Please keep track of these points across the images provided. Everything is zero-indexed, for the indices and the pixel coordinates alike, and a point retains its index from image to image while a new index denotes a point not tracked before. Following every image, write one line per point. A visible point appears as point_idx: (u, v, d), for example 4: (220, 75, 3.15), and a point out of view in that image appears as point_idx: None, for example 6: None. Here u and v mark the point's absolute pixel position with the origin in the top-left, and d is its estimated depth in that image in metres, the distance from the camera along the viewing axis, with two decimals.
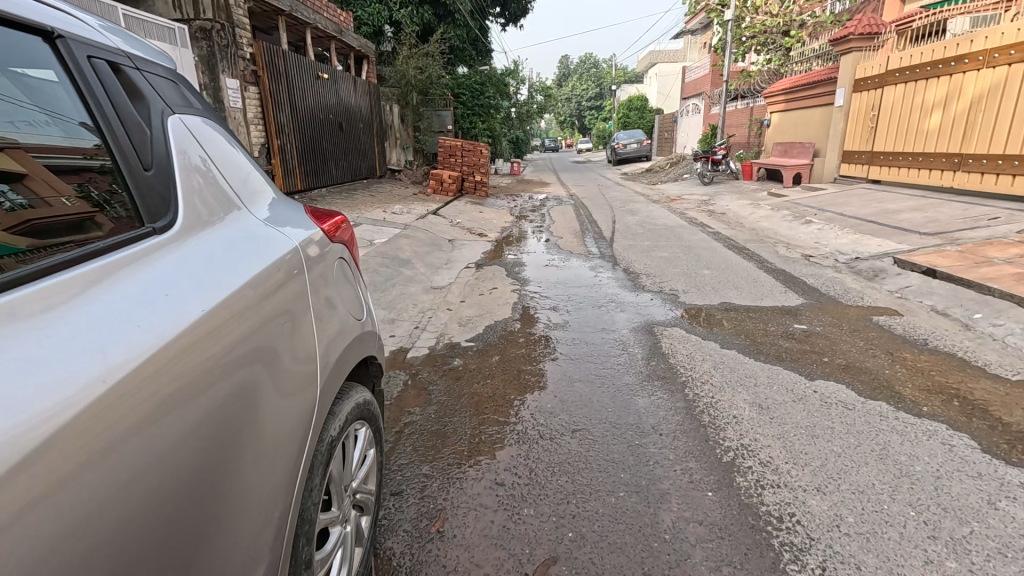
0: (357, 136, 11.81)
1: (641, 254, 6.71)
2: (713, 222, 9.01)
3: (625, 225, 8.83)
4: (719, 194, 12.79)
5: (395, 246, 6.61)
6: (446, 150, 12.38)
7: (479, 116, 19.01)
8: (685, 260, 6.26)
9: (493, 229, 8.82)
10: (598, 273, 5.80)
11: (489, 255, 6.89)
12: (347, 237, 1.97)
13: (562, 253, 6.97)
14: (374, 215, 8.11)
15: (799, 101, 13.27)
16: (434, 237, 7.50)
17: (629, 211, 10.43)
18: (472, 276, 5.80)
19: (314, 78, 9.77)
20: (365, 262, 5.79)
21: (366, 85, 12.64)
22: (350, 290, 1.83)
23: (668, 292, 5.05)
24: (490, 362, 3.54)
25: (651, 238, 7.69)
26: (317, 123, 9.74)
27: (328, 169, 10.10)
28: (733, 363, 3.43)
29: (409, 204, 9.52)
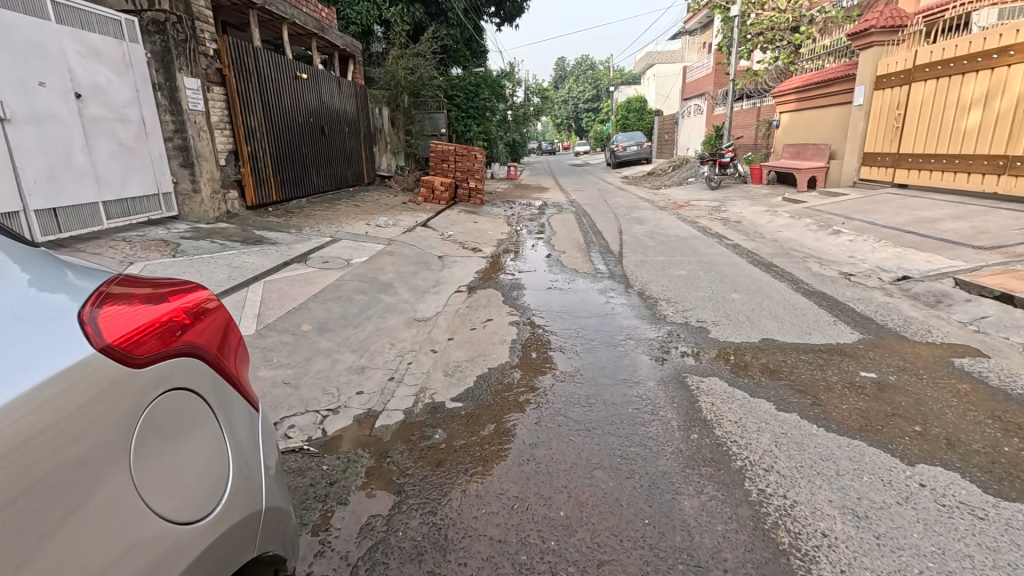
0: (342, 141, 11.02)
1: (655, 272, 5.94)
2: (729, 232, 8.24)
3: (633, 236, 8.04)
4: (729, 199, 12.01)
5: (377, 267, 5.82)
6: (438, 155, 11.57)
7: (474, 118, 18.24)
8: (707, 281, 5.49)
9: (489, 242, 8.02)
10: (610, 298, 5.02)
11: (485, 274, 6.11)
12: (203, 332, 1.22)
13: (566, 271, 6.18)
14: (356, 229, 7.31)
15: (813, 100, 12.52)
16: (422, 254, 6.70)
17: (636, 220, 9.66)
18: (463, 302, 5.01)
19: (291, 78, 8.98)
20: (339, 288, 4.98)
21: (353, 86, 11.86)
22: (203, 434, 1.11)
23: (696, 323, 4.27)
24: (483, 435, 2.73)
25: (665, 251, 6.92)
26: (295, 127, 8.95)
27: (309, 177, 9.30)
28: (799, 436, 2.61)
29: (397, 214, 8.73)
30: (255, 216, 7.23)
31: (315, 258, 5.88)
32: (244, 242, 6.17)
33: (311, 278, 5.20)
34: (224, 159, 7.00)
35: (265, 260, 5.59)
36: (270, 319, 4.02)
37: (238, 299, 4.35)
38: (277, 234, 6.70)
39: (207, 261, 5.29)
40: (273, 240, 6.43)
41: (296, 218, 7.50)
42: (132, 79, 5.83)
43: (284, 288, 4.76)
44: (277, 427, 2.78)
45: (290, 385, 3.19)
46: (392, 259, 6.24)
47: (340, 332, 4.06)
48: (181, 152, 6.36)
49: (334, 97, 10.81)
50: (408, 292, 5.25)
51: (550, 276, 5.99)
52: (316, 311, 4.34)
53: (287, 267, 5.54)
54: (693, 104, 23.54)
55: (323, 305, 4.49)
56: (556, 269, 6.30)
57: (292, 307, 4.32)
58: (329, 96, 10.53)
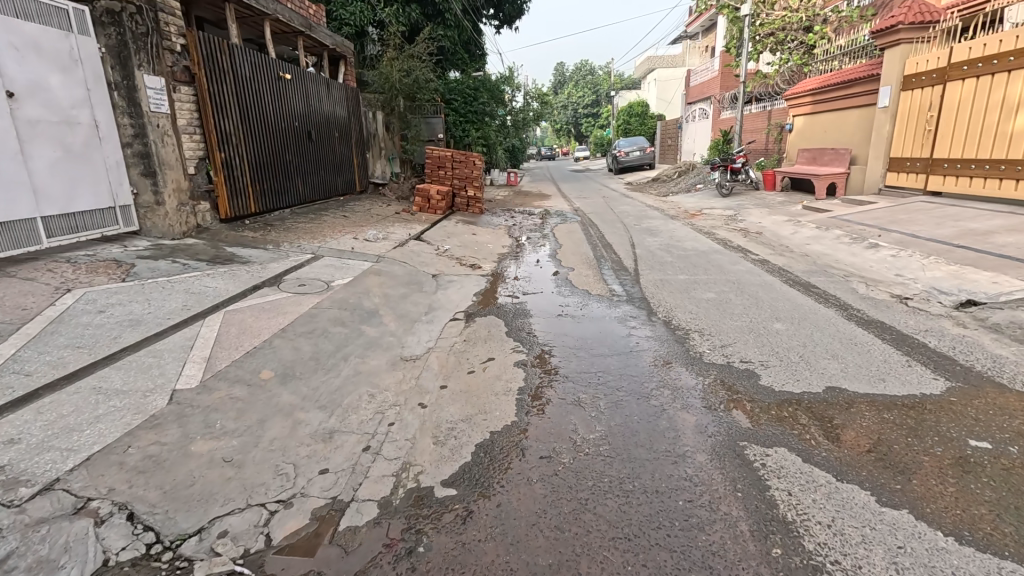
0: (331, 147, 10.31)
1: (678, 294, 5.21)
2: (752, 245, 7.52)
3: (648, 251, 7.32)
4: (743, 207, 11.31)
5: (361, 290, 5.11)
6: (434, 161, 10.84)
7: (472, 123, 17.58)
8: (741, 307, 4.76)
9: (489, 256, 7.30)
10: (632, 329, 4.29)
11: (485, 297, 5.37)
12: None
13: (577, 292, 5.44)
14: (341, 244, 6.57)
15: (832, 102, 11.84)
16: (414, 273, 5.97)
17: (648, 231, 8.94)
18: (460, 335, 4.27)
19: (273, 78, 8.27)
20: (314, 319, 4.24)
21: (344, 89, 11.17)
22: None
23: (740, 364, 3.54)
24: (484, 550, 1.98)
25: (686, 268, 6.19)
26: (277, 132, 8.24)
27: (293, 186, 8.58)
28: (927, 557, 1.87)
29: (389, 227, 8.00)
30: (229, 230, 6.49)
31: (290, 281, 5.14)
32: (212, 261, 5.44)
33: (283, 305, 4.46)
34: (193, 167, 6.28)
35: (231, 283, 4.85)
36: (225, 363, 3.29)
37: (188, 336, 3.61)
38: (251, 251, 5.96)
39: (162, 285, 4.53)
40: (246, 258, 5.70)
41: (276, 232, 6.78)
42: (81, 76, 5.12)
43: (248, 320, 4.01)
44: (202, 536, 2.02)
45: (231, 462, 2.43)
46: (379, 280, 5.51)
47: (308, 379, 3.31)
48: (142, 159, 5.65)
49: (322, 101, 10.10)
50: (395, 321, 4.52)
51: (559, 299, 5.26)
52: (282, 351, 3.60)
53: (257, 292, 4.79)
54: (698, 108, 22.92)
55: (291, 342, 3.74)
56: (565, 290, 5.57)
57: (253, 347, 3.58)
58: (316, 99, 9.83)
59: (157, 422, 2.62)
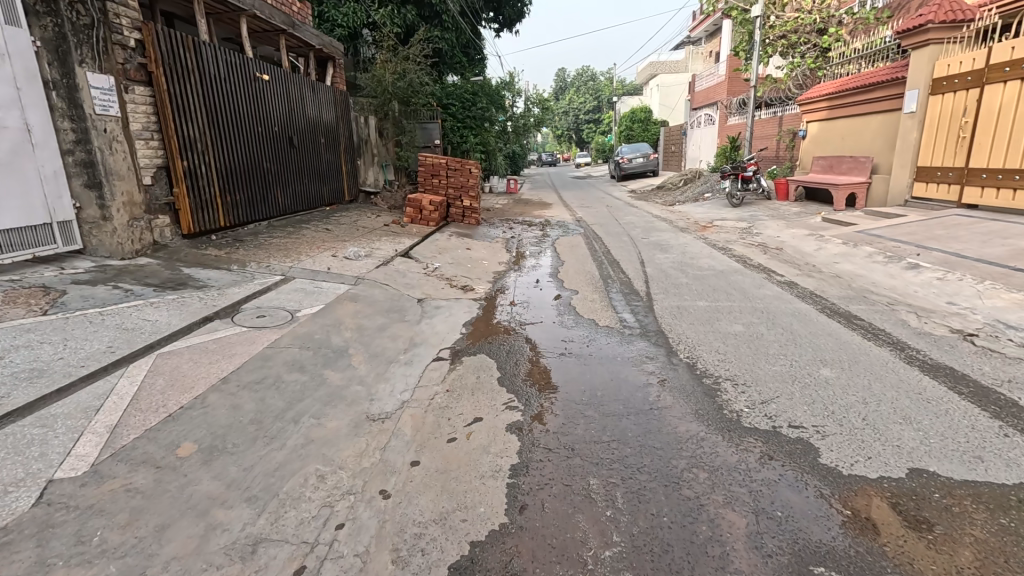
0: (316, 154, 9.64)
1: (700, 326, 4.49)
2: (775, 264, 6.80)
3: (659, 270, 6.62)
4: (757, 219, 10.62)
5: (331, 321, 4.39)
6: (428, 169, 10.15)
7: (470, 129, 17.02)
8: (776, 345, 4.04)
9: (483, 275, 6.60)
10: (649, 375, 3.57)
11: (476, 328, 4.66)
12: None
13: (582, 323, 4.72)
14: (316, 263, 5.85)
15: (851, 108, 11.18)
16: (396, 299, 5.25)
17: (657, 246, 8.24)
18: (442, 383, 3.54)
19: (248, 79, 7.60)
20: (266, 363, 3.51)
21: (332, 92, 10.52)
22: None
23: (790, 431, 2.82)
24: None
25: (704, 293, 5.49)
26: (252, 137, 7.56)
27: (268, 197, 7.89)
28: None
29: (375, 241, 7.31)
30: (191, 247, 5.78)
31: (249, 311, 4.40)
32: (162, 286, 4.72)
33: (233, 344, 3.73)
34: (150, 176, 5.59)
35: (176, 315, 4.11)
36: (134, 436, 2.56)
37: (98, 393, 2.88)
38: (211, 272, 5.25)
39: (89, 319, 3.81)
40: (204, 281, 4.99)
41: (245, 248, 6.07)
42: (10, 73, 4.43)
43: (182, 367, 3.29)
44: None
45: None
46: (354, 308, 4.79)
47: (241, 455, 2.58)
48: (86, 168, 4.95)
49: (306, 104, 9.43)
50: (366, 363, 3.79)
51: (562, 331, 4.54)
52: (215, 413, 2.87)
53: (206, 326, 4.05)
54: (703, 114, 22.26)
55: (230, 399, 3.01)
56: (567, 319, 4.85)
57: (179, 407, 2.85)
58: (300, 103, 9.16)
59: (6, 541, 1.89)
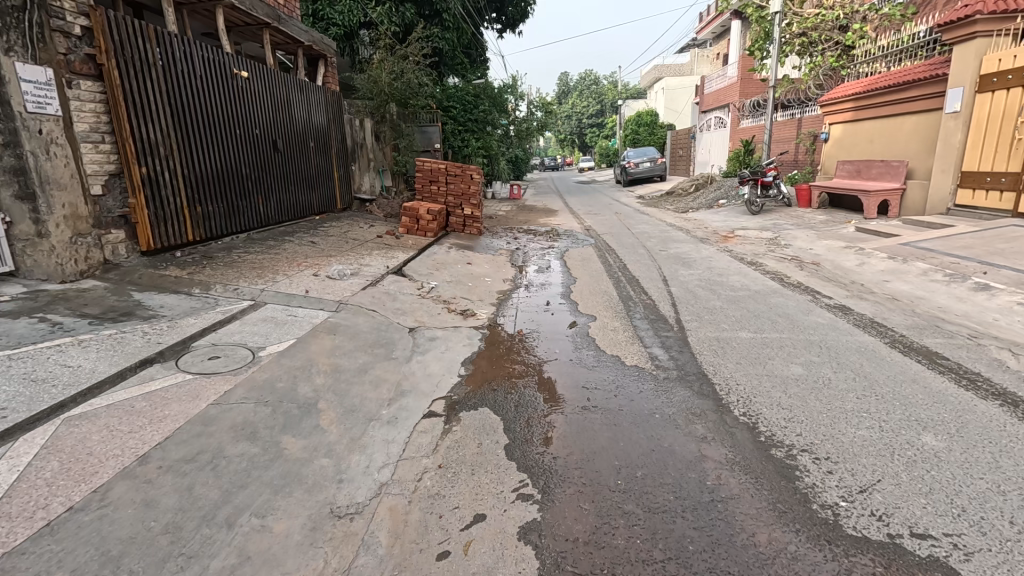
0: (303, 161, 8.89)
1: (749, 368, 3.68)
2: (816, 282, 5.99)
3: (686, 289, 5.85)
4: (782, 228, 9.83)
5: (301, 362, 3.60)
6: (425, 175, 9.41)
7: (473, 133, 16.34)
8: (850, 396, 3.24)
9: (487, 295, 5.82)
10: (698, 443, 2.77)
11: (479, 368, 3.87)
12: None
13: (605, 361, 3.92)
14: (292, 284, 5.07)
15: (883, 108, 10.42)
16: (383, 329, 4.46)
17: (678, 259, 7.45)
18: (433, 455, 2.75)
19: (225, 76, 6.85)
20: (206, 429, 2.71)
21: (324, 93, 9.79)
22: None
23: (916, 544, 2.02)
24: None
25: (745, 321, 4.72)
26: (229, 141, 6.80)
27: (247, 207, 7.12)
28: None
29: (365, 257, 6.55)
30: (148, 267, 5.00)
31: (201, 351, 3.58)
32: (101, 317, 3.94)
33: (169, 400, 2.92)
34: (99, 186, 4.83)
35: (105, 358, 3.31)
36: None
37: None
38: (167, 298, 4.47)
39: None
40: (154, 310, 4.20)
41: (214, 266, 5.30)
42: None
43: (90, 440, 2.49)
44: None
45: None
46: (331, 344, 3.99)
47: None
48: (16, 176, 4.20)
49: (293, 106, 8.68)
50: (337, 424, 2.99)
51: (582, 372, 3.74)
52: (116, 516, 2.07)
53: (141, 373, 3.24)
54: (713, 117, 21.48)
55: (143, 491, 2.22)
56: (587, 356, 4.04)
57: (63, 512, 2.05)
58: (285, 104, 8.39)
59: None
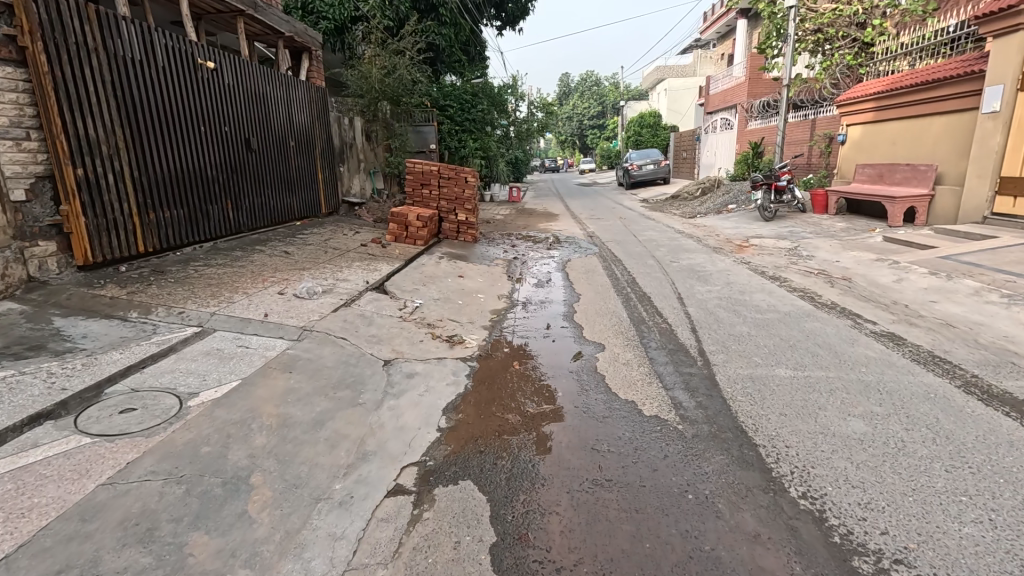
0: (281, 161, 8.16)
1: (799, 423, 2.97)
2: (853, 303, 5.28)
3: (705, 310, 5.16)
4: (801, 237, 9.14)
5: (239, 415, 2.87)
6: (416, 177, 8.71)
7: (470, 133, 15.66)
8: (937, 468, 2.52)
9: (479, 316, 5.12)
10: (751, 547, 2.06)
11: (464, 419, 3.15)
12: None
13: (618, 411, 3.20)
14: (251, 306, 4.35)
15: (910, 108, 9.72)
16: (351, 365, 3.74)
17: (693, 272, 6.75)
18: (392, 563, 2.02)
19: (190, 68, 6.14)
20: (82, 529, 1.98)
21: (308, 88, 9.08)
22: None
23: None
24: None
25: (781, 354, 4.02)
26: (193, 139, 6.07)
27: (214, 212, 6.40)
28: None
29: (343, 270, 5.84)
30: (81, 285, 4.29)
31: (114, 400, 2.85)
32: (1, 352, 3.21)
33: (44, 482, 2.19)
34: (22, 191, 4.15)
35: None
36: None
37: None
38: (93, 325, 3.74)
39: None
40: (74, 342, 3.48)
41: (162, 283, 4.58)
42: None
43: None
44: None
45: None
46: (283, 387, 3.27)
47: None
48: None
49: (272, 102, 7.96)
50: (270, 510, 2.26)
51: (590, 426, 3.02)
52: None
53: (25, 436, 2.51)
54: (720, 118, 20.74)
55: None
56: (596, 402, 3.32)
57: None
58: (261, 100, 7.67)
59: None
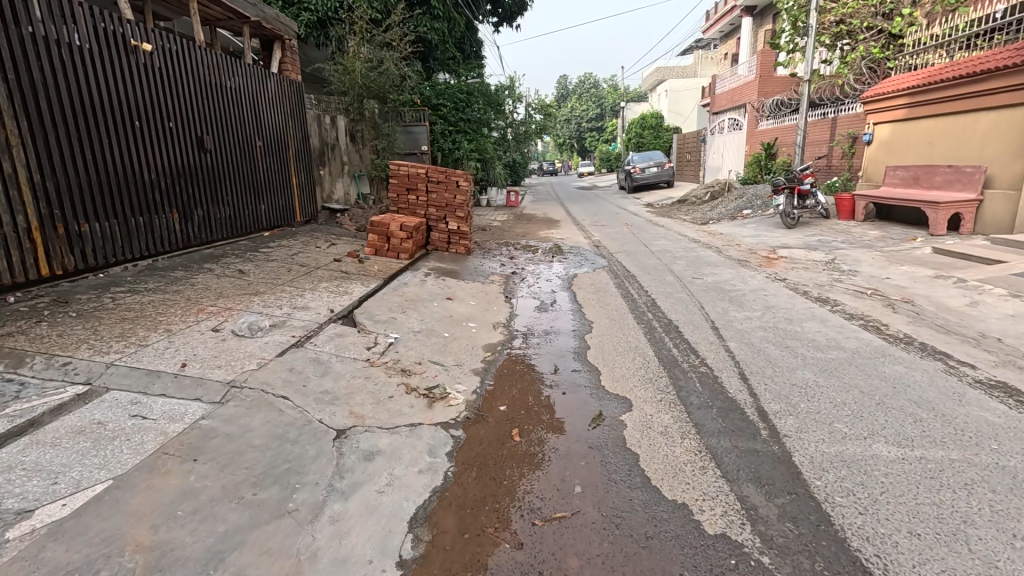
0: (245, 163, 7.11)
1: (951, 557, 1.95)
2: (931, 335, 4.28)
3: (750, 346, 4.15)
4: (833, 247, 8.15)
5: (83, 556, 1.84)
6: (401, 181, 7.72)
7: (465, 134, 14.68)
8: None
9: (468, 354, 4.08)
10: None
11: (438, 544, 2.13)
12: None
13: (667, 527, 2.17)
14: (167, 352, 3.31)
15: (950, 104, 8.79)
16: (288, 443, 2.69)
17: (722, 293, 5.74)
18: None
19: (122, 51, 5.11)
20: None
21: (280, 81, 8.05)
22: None
23: None
24: None
25: (871, 416, 3.01)
26: (123, 136, 5.03)
27: (154, 223, 5.35)
28: None
29: (305, 295, 4.81)
30: None
31: None
32: None
33: None
34: None
35: None
36: None
37: None
38: None
39: None
40: None
41: (57, 320, 3.55)
42: None
43: None
44: None
45: None
46: (174, 490, 2.22)
47: None
48: None
49: (234, 95, 6.92)
50: None
51: (629, 559, 2.00)
52: None
53: None
54: (727, 118, 19.78)
55: None
56: (633, 509, 2.29)
57: None
58: (221, 93, 6.64)
59: None
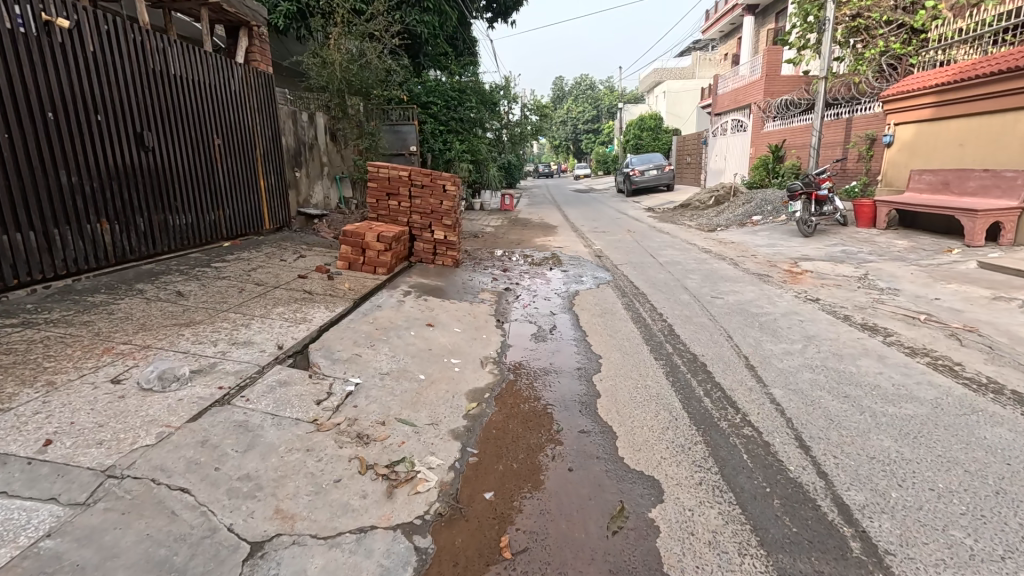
0: (201, 163, 6.19)
1: None
2: (1020, 378, 3.48)
3: (801, 394, 3.33)
4: (861, 259, 7.38)
5: None
6: (381, 185, 6.87)
7: (456, 134, 13.86)
8: None
9: (449, 406, 3.23)
10: None
11: None
12: None
13: None
14: (34, 420, 2.43)
15: (986, 102, 8.01)
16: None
17: (751, 317, 4.93)
18: None
19: (31, 27, 4.18)
20: None
21: (245, 72, 7.13)
22: None
23: None
24: None
25: (996, 515, 2.18)
26: (28, 132, 4.12)
27: (73, 234, 4.45)
28: None
29: (252, 324, 3.96)
30: None
31: None
32: None
33: None
34: None
35: None
36: None
37: None
38: None
39: None
40: None
41: None
42: None
43: None
44: None
45: None
46: None
47: None
48: None
49: (188, 86, 6.00)
50: None
51: None
52: None
53: None
54: (731, 119, 18.94)
55: None
56: None
57: None
58: (170, 83, 5.72)
59: None
